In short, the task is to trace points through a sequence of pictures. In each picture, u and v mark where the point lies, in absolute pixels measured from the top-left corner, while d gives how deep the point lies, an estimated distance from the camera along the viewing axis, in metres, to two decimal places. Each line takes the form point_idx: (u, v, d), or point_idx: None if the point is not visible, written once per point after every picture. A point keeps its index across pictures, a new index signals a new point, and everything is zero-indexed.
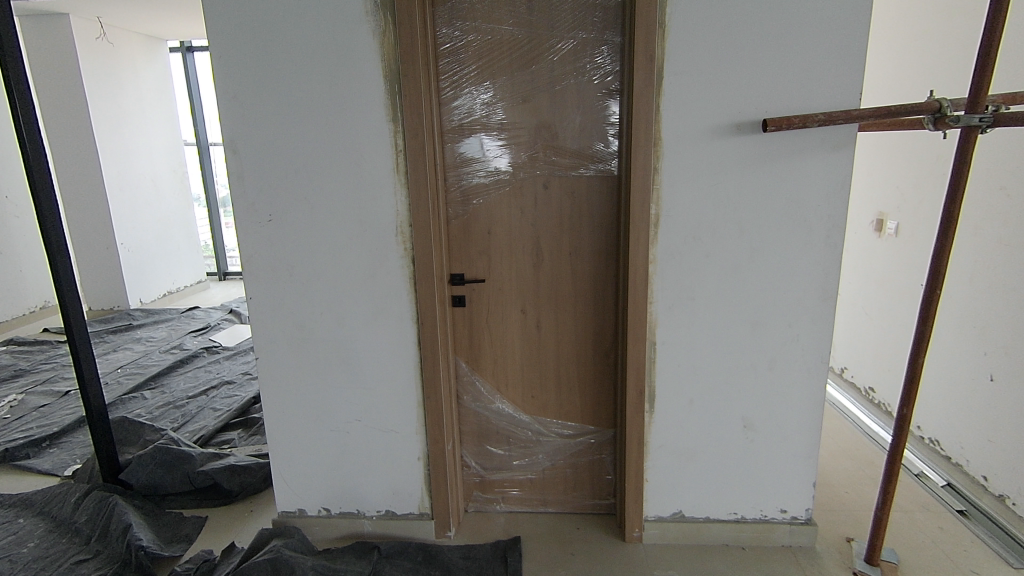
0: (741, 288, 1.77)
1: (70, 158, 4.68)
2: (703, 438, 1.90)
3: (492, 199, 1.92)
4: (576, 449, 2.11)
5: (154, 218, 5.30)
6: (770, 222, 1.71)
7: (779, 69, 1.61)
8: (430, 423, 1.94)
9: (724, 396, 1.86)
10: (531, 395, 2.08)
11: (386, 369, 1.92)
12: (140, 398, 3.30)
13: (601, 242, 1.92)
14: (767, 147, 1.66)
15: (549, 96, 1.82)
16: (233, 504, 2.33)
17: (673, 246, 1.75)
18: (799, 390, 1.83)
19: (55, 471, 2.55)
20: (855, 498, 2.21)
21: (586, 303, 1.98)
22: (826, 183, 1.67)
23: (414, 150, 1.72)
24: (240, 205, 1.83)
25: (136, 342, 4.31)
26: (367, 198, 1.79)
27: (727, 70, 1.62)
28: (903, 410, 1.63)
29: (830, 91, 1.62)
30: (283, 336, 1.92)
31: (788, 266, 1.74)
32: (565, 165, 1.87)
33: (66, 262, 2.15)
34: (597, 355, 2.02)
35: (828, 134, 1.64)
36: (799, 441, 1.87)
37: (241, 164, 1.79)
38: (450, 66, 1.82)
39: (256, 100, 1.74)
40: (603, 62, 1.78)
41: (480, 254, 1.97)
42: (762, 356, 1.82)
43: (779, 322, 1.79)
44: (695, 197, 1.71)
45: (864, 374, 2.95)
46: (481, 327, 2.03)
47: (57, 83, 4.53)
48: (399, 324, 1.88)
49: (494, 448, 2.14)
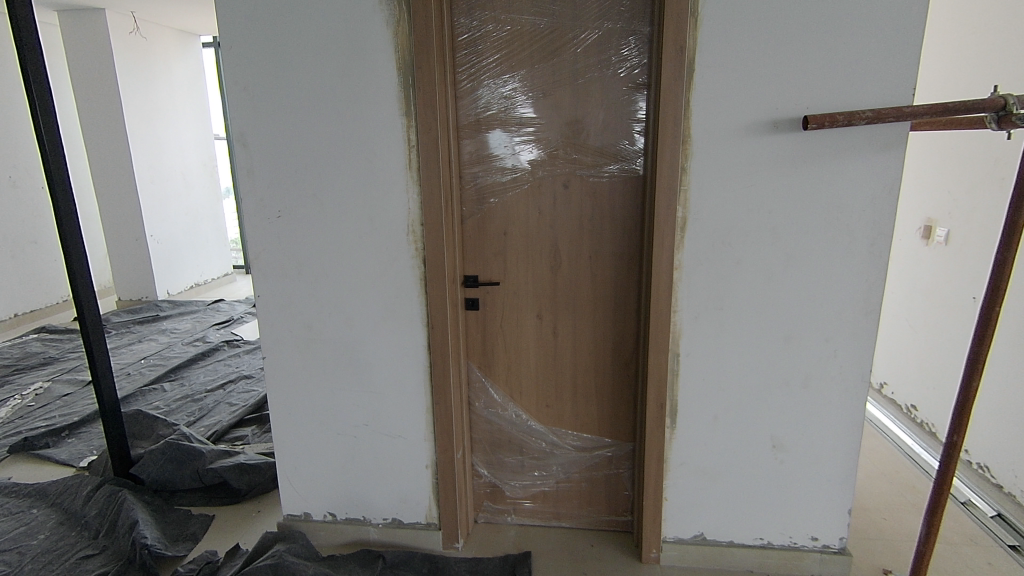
0: (775, 298, 1.64)
1: (102, 151, 4.75)
2: (728, 457, 1.77)
3: (509, 198, 1.82)
4: (591, 463, 2.00)
5: (183, 210, 5.37)
6: (808, 229, 1.58)
7: (823, 63, 1.48)
8: (440, 430, 1.86)
9: (754, 413, 1.73)
10: (546, 405, 1.98)
11: (394, 373, 1.85)
12: (160, 390, 3.32)
13: (623, 246, 1.81)
14: (809, 147, 1.53)
15: (571, 90, 1.72)
16: (241, 503, 2.29)
17: (700, 252, 1.63)
18: (836, 409, 1.69)
19: (72, 462, 2.56)
20: (894, 527, 2.05)
21: (605, 310, 1.86)
22: (872, 187, 1.53)
23: (427, 145, 1.64)
24: (250, 201, 1.78)
25: (161, 333, 4.36)
26: (378, 196, 1.72)
27: (767, 62, 1.49)
28: (953, 436, 1.47)
29: (880, 87, 1.48)
30: (291, 335, 1.87)
31: (826, 277, 1.60)
32: (587, 163, 1.76)
33: (80, 254, 2.13)
34: (617, 365, 1.90)
35: (877, 133, 1.50)
36: (833, 465, 1.74)
37: (250, 158, 1.74)
38: (469, 58, 1.73)
39: (267, 92, 1.68)
40: (629, 54, 1.67)
41: (495, 255, 1.87)
42: (795, 373, 1.68)
43: (815, 336, 1.65)
44: (726, 199, 1.59)
45: (906, 391, 2.77)
46: (495, 331, 1.94)
47: (91, 76, 4.59)
48: (409, 326, 1.81)
49: (506, 458, 2.04)
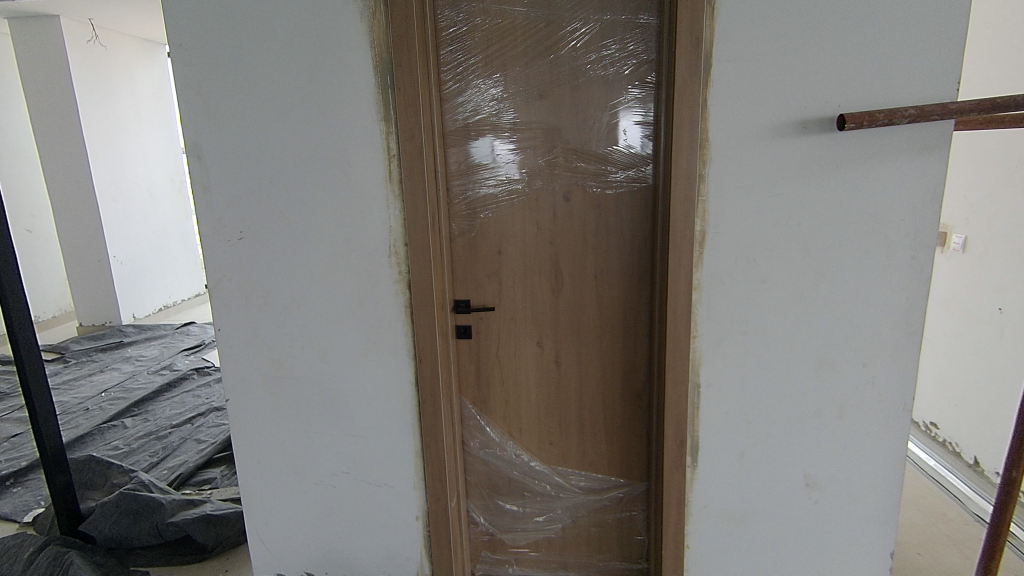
0: (806, 320, 1.46)
1: (59, 167, 4.43)
2: (756, 498, 1.58)
3: (503, 213, 1.62)
4: (601, 505, 1.79)
5: (148, 229, 5.08)
6: (843, 242, 1.41)
7: (856, 57, 1.31)
8: (431, 475, 1.64)
9: (784, 448, 1.54)
10: (549, 442, 1.77)
11: (377, 412, 1.63)
12: (120, 427, 3.04)
13: (632, 263, 1.62)
14: (842, 150, 1.36)
15: (570, 90, 1.54)
16: (207, 560, 2.05)
17: (722, 270, 1.44)
18: (874, 442, 1.52)
19: (14, 517, 2.27)
20: (932, 562, 1.88)
21: (613, 336, 1.67)
22: (912, 194, 1.37)
23: (410, 155, 1.44)
24: (206, 222, 1.55)
25: (125, 361, 4.06)
26: (355, 213, 1.50)
27: (794, 54, 1.32)
28: (1011, 472, 1.28)
29: (920, 83, 1.32)
30: (258, 374, 1.64)
31: (862, 295, 1.43)
32: (590, 172, 1.57)
33: (16, 284, 1.88)
34: (627, 396, 1.70)
35: (917, 134, 1.34)
36: (873, 503, 1.56)
37: (206, 173, 1.52)
38: (454, 56, 1.53)
39: (223, 96, 1.46)
40: (636, 49, 1.49)
41: (488, 277, 1.67)
42: (829, 402, 1.50)
43: (852, 362, 1.47)
44: (751, 209, 1.40)
45: (923, 407, 2.63)
46: (490, 362, 1.73)
47: (45, 88, 4.29)
48: (393, 359, 1.59)
49: (505, 502, 1.82)
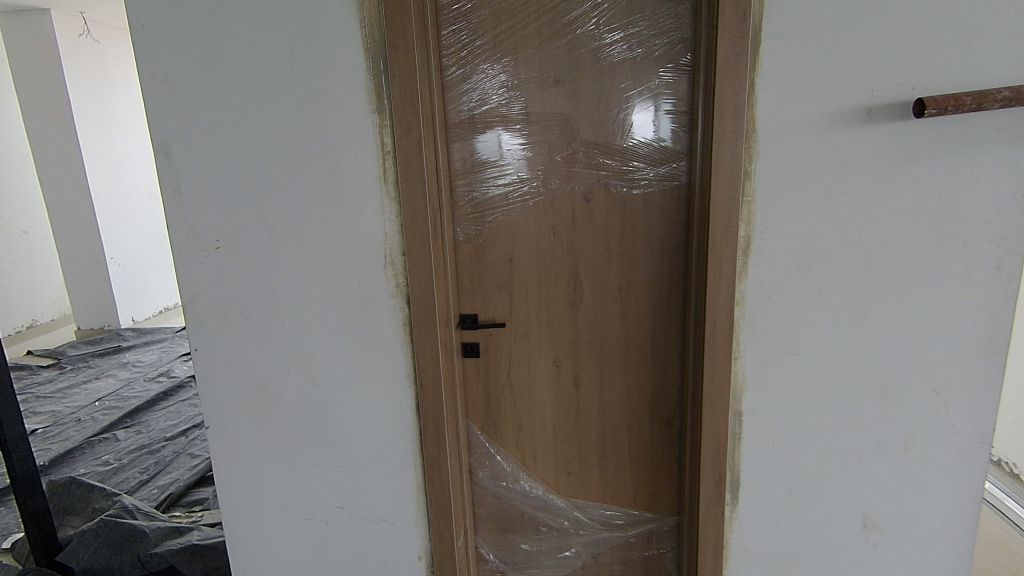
0: (867, 340, 1.25)
1: (52, 166, 4.28)
2: (806, 541, 1.38)
3: (514, 216, 1.43)
4: (625, 543, 1.59)
5: (146, 229, 4.95)
6: (914, 250, 1.20)
7: (933, 31, 1.11)
8: (434, 512, 1.45)
9: (839, 485, 1.34)
10: (567, 472, 1.58)
11: (373, 442, 1.45)
12: (111, 440, 2.89)
13: (661, 273, 1.42)
14: (914, 142, 1.15)
15: (590, 75, 1.34)
16: None
17: (770, 282, 1.24)
18: (945, 479, 1.32)
19: None
20: None
21: (640, 355, 1.47)
22: (997, 194, 1.16)
23: (407, 152, 1.25)
24: (178, 230, 1.37)
25: (122, 367, 3.92)
26: (345, 219, 1.32)
27: (859, 28, 1.11)
28: None
29: (1008, 62, 1.11)
30: (240, 400, 1.46)
31: (934, 312, 1.23)
32: (613, 168, 1.38)
33: None
34: (656, 422, 1.51)
35: (1005, 122, 1.13)
36: (942, 547, 1.36)
37: (176, 174, 1.33)
38: (456, 37, 1.33)
39: (194, 87, 1.28)
40: (667, 25, 1.28)
41: (498, 288, 1.48)
42: (892, 433, 1.30)
43: (921, 389, 1.27)
44: (804, 211, 1.20)
45: None
46: (500, 383, 1.54)
47: (36, 83, 4.14)
48: (391, 383, 1.41)
49: (518, 538, 1.63)
